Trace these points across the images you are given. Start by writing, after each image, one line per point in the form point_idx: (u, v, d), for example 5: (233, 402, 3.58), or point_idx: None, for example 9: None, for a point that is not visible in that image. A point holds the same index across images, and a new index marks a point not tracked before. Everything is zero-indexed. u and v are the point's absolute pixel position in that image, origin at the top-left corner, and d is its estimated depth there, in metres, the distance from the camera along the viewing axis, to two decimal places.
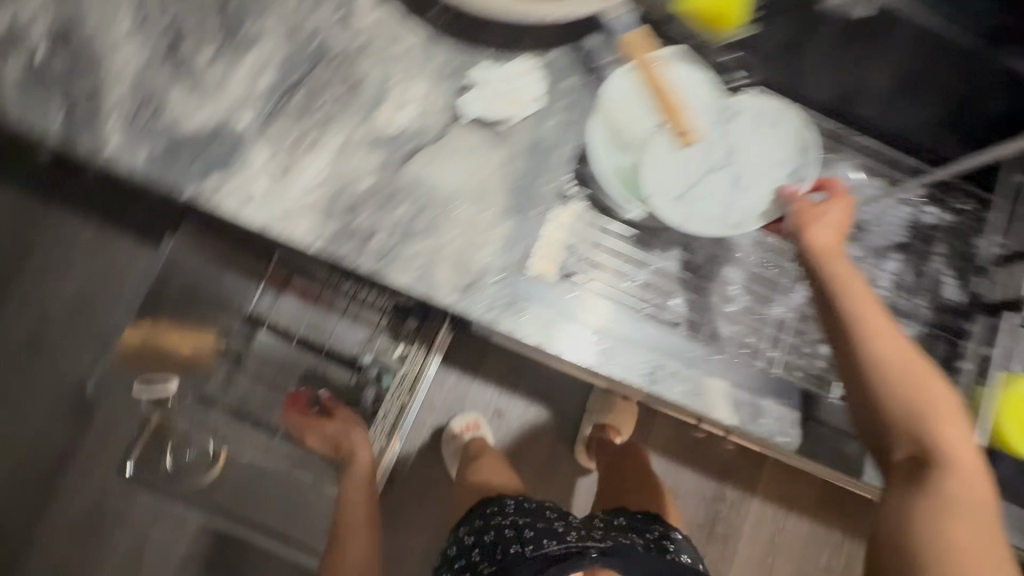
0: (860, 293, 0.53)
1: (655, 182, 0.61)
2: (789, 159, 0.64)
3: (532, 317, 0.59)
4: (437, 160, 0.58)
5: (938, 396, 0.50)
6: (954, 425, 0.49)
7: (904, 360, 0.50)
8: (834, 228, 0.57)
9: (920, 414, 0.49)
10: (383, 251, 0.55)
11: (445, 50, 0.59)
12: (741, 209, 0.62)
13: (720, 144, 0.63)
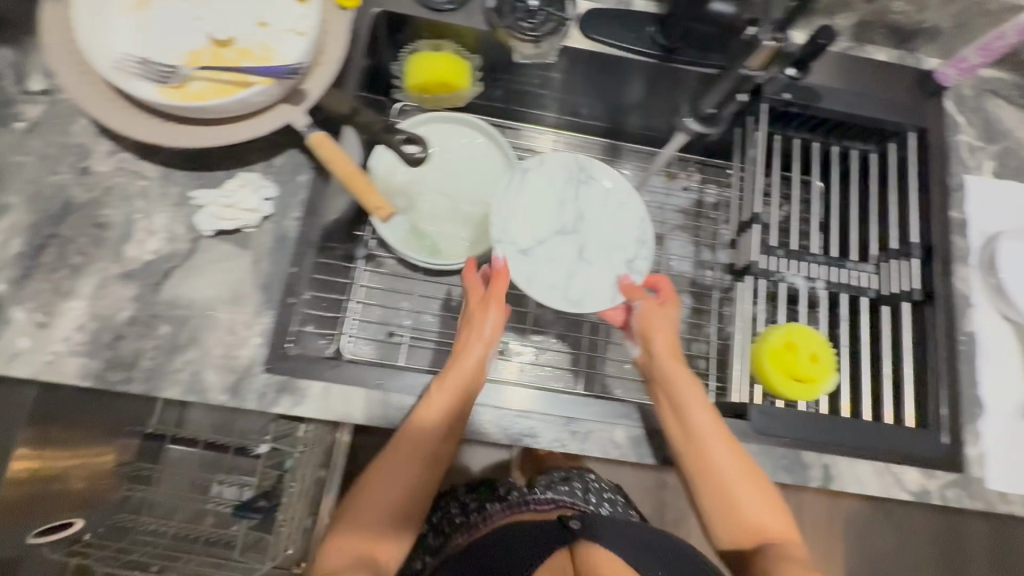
0: (692, 398, 0.62)
1: (518, 233, 0.71)
2: (630, 251, 0.73)
3: (307, 397, 0.62)
4: (190, 276, 0.64)
5: (743, 467, 0.60)
6: (766, 499, 0.59)
7: (725, 449, 0.60)
8: (666, 331, 0.66)
9: (742, 498, 0.58)
10: (151, 371, 0.61)
11: (181, 178, 0.66)
12: (590, 292, 0.70)
13: (574, 213, 0.74)
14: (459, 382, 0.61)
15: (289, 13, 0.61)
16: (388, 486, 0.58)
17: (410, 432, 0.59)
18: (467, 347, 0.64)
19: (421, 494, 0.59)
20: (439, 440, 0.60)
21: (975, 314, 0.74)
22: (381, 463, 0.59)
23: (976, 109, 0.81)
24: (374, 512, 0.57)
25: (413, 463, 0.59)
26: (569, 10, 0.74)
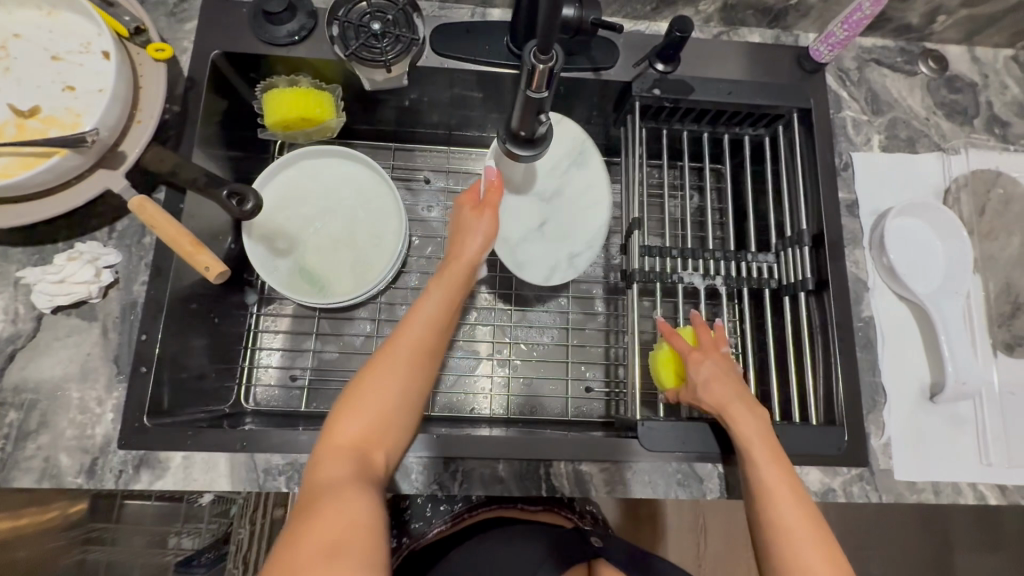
0: (753, 433, 0.58)
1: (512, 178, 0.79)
2: (576, 246, 0.80)
3: (169, 469, 0.60)
4: (35, 357, 0.61)
5: (800, 506, 0.53)
6: (822, 543, 0.51)
7: (782, 475, 0.55)
8: (715, 379, 0.62)
9: (798, 527, 0.52)
10: (1, 462, 0.59)
11: (18, 255, 0.63)
12: (532, 259, 0.79)
13: (553, 189, 0.81)
14: (461, 283, 0.61)
15: (95, 71, 0.58)
16: (379, 389, 0.53)
17: (370, 373, 0.53)
18: (458, 259, 0.62)
19: (421, 394, 0.56)
20: (427, 344, 0.56)
21: (872, 297, 0.71)
22: (373, 363, 0.54)
23: (859, 82, 0.78)
24: (374, 407, 0.52)
25: (415, 356, 0.55)
26: (421, 28, 0.72)
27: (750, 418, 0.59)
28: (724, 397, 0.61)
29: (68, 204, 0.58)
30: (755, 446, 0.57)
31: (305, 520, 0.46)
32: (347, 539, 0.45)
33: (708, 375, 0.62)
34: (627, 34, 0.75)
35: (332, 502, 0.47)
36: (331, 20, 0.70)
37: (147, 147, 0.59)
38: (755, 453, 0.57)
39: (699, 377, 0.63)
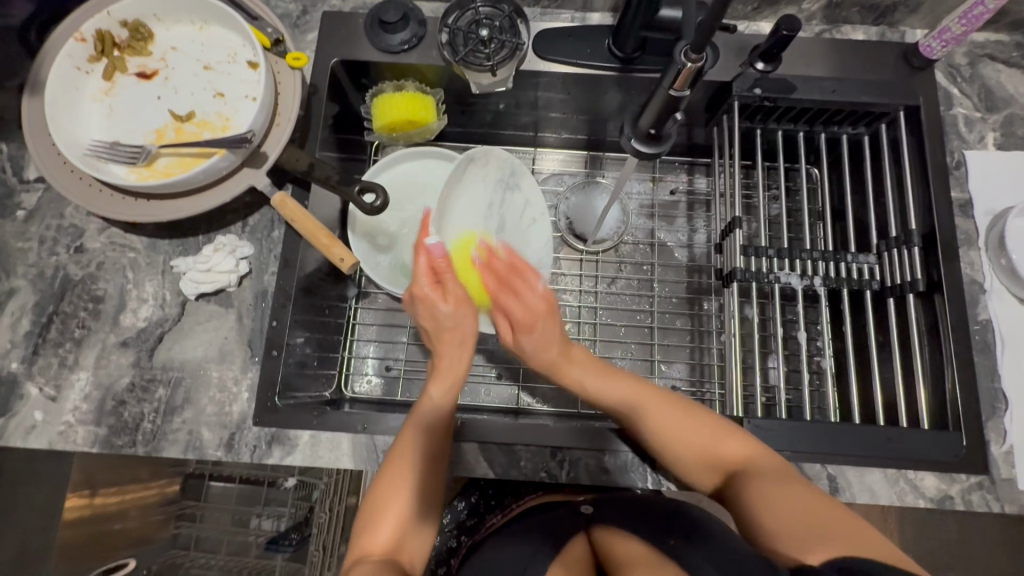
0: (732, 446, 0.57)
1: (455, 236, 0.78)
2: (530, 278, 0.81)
3: (297, 445, 0.64)
4: (180, 339, 0.67)
5: (775, 468, 0.54)
6: (809, 495, 0.50)
7: (754, 458, 0.56)
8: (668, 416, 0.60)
9: (772, 487, 0.51)
10: (152, 434, 0.64)
11: (166, 246, 0.70)
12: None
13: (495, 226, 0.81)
14: (455, 377, 0.64)
15: (243, 79, 0.64)
16: (395, 501, 0.59)
17: (382, 491, 0.59)
18: (449, 331, 0.64)
19: (430, 493, 0.62)
20: (431, 454, 0.61)
21: (989, 300, 0.69)
22: (384, 476, 0.60)
23: (972, 78, 0.76)
24: (391, 523, 0.58)
25: (419, 464, 0.60)
26: (524, 34, 0.74)
27: (731, 437, 0.58)
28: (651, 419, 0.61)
29: (216, 198, 0.63)
30: (725, 445, 0.57)
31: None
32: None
33: (535, 343, 0.66)
34: (728, 35, 0.76)
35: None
36: (442, 27, 0.74)
37: (285, 148, 0.65)
38: (715, 457, 0.57)
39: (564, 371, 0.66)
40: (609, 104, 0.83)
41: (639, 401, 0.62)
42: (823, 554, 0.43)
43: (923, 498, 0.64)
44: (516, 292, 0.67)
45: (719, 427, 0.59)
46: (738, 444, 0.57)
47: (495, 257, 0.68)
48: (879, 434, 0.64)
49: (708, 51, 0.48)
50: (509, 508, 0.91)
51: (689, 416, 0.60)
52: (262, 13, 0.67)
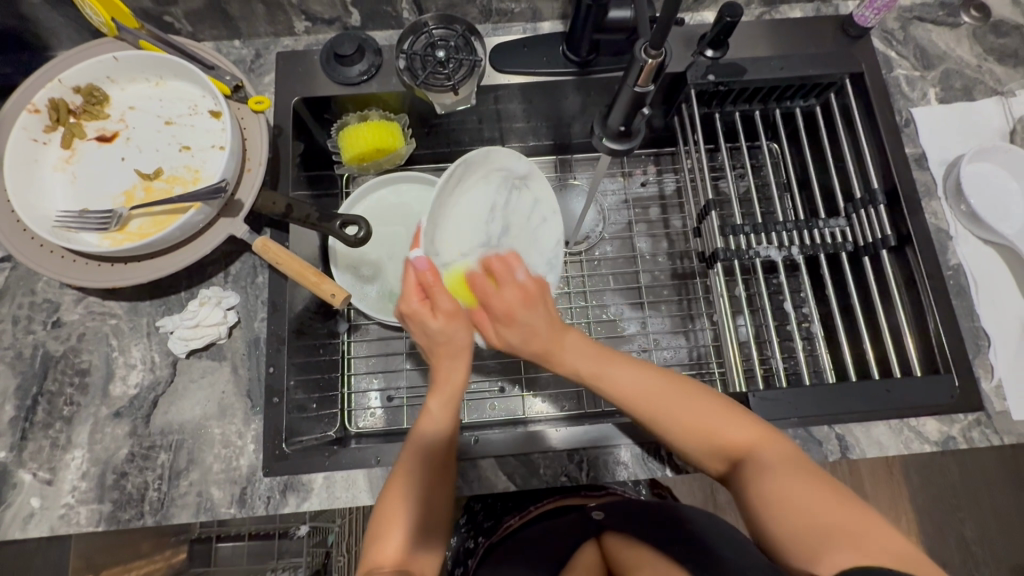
0: (738, 431, 0.56)
1: (444, 243, 0.65)
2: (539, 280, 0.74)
3: (312, 491, 0.63)
4: (176, 400, 0.66)
5: (779, 459, 0.54)
6: (826, 499, 0.50)
7: (760, 444, 0.55)
8: (634, 388, 0.59)
9: (782, 484, 0.51)
10: (160, 502, 0.62)
11: (148, 308, 0.68)
12: None
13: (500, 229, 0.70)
14: (458, 390, 0.60)
15: (207, 129, 0.64)
16: (403, 513, 0.58)
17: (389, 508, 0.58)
18: (443, 347, 0.59)
19: (438, 500, 0.61)
20: (435, 468, 0.60)
21: (957, 245, 0.73)
22: (392, 490, 0.59)
23: (906, 40, 0.80)
24: (399, 530, 0.58)
25: (424, 478, 0.59)
26: (480, 51, 0.75)
27: (734, 423, 0.57)
28: (648, 403, 0.59)
29: (197, 251, 0.62)
30: (730, 431, 0.56)
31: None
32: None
33: (522, 337, 0.60)
34: (675, 28, 0.79)
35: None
36: (398, 53, 0.74)
37: (259, 192, 0.64)
38: (721, 446, 0.56)
39: (557, 355, 0.61)
40: (572, 107, 0.85)
41: (666, 400, 0.58)
42: (835, 565, 0.46)
43: (926, 443, 0.67)
44: (490, 292, 0.60)
45: (720, 408, 0.58)
46: (742, 429, 0.56)
47: (496, 285, 0.60)
48: (878, 386, 0.66)
49: (667, 46, 0.48)
50: (524, 509, 0.88)
51: (699, 398, 0.58)
52: (219, 62, 0.68)
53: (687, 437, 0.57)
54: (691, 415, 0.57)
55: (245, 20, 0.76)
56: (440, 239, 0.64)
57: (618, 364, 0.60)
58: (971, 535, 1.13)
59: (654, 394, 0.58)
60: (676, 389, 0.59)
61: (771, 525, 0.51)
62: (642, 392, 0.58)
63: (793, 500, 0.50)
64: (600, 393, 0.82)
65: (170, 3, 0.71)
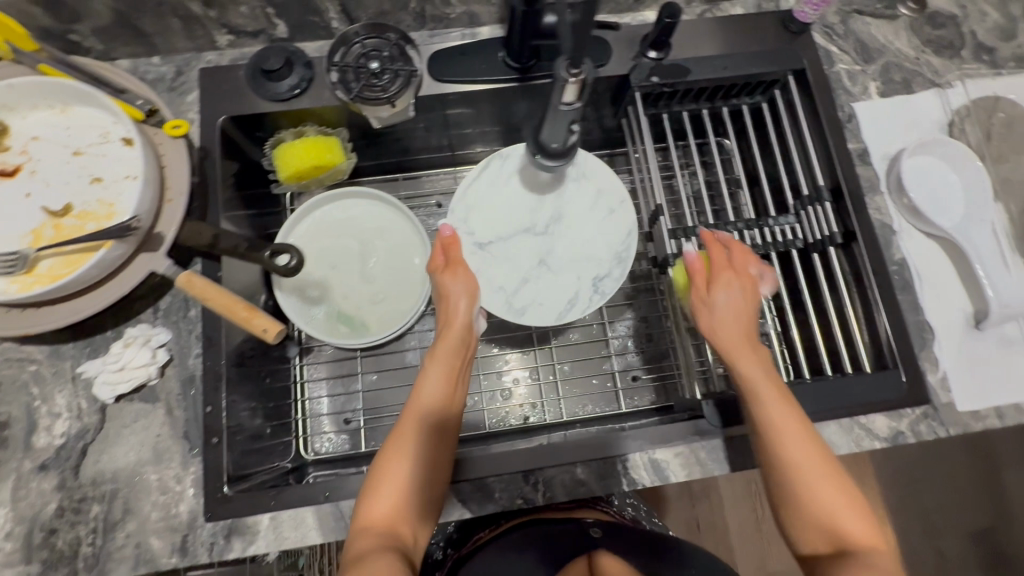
0: (853, 523, 0.51)
1: (479, 226, 0.79)
2: (602, 268, 0.78)
3: (258, 533, 0.60)
4: (107, 448, 0.62)
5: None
6: None
7: (875, 549, 0.50)
8: (797, 425, 0.54)
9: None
10: (95, 557, 0.59)
11: (71, 351, 0.64)
12: (537, 303, 0.77)
13: (548, 218, 0.80)
14: (460, 347, 0.62)
15: (120, 159, 0.59)
16: (401, 470, 0.55)
17: (389, 467, 0.55)
18: (450, 305, 0.64)
19: (439, 466, 0.58)
20: (438, 426, 0.58)
21: (900, 240, 0.73)
22: (388, 450, 0.56)
23: (846, 34, 0.80)
24: (396, 491, 0.54)
25: (427, 438, 0.57)
26: (416, 60, 0.72)
27: (858, 516, 0.51)
28: (798, 455, 0.53)
29: (116, 291, 0.59)
30: (852, 521, 0.51)
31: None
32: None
33: (727, 304, 0.60)
34: (617, 29, 0.77)
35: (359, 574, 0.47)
36: (329, 67, 0.71)
37: (182, 224, 0.61)
38: (836, 528, 0.51)
39: (739, 360, 0.57)
40: (517, 112, 0.82)
41: (816, 476, 0.52)
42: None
43: (876, 440, 0.67)
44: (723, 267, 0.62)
45: (853, 495, 0.52)
46: (863, 525, 0.51)
47: (718, 259, 0.63)
48: (830, 386, 0.67)
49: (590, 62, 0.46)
50: (496, 521, 0.85)
51: (855, 495, 0.52)
52: (131, 86, 0.64)
53: (806, 506, 0.52)
54: (828, 494, 0.52)
55: (161, 36, 0.71)
56: (476, 221, 0.79)
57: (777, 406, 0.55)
58: (931, 506, 1.17)
59: (789, 438, 0.53)
60: (833, 468, 0.53)
61: None
62: (798, 468, 0.52)
63: None
64: (561, 404, 0.84)
65: (73, 20, 0.65)
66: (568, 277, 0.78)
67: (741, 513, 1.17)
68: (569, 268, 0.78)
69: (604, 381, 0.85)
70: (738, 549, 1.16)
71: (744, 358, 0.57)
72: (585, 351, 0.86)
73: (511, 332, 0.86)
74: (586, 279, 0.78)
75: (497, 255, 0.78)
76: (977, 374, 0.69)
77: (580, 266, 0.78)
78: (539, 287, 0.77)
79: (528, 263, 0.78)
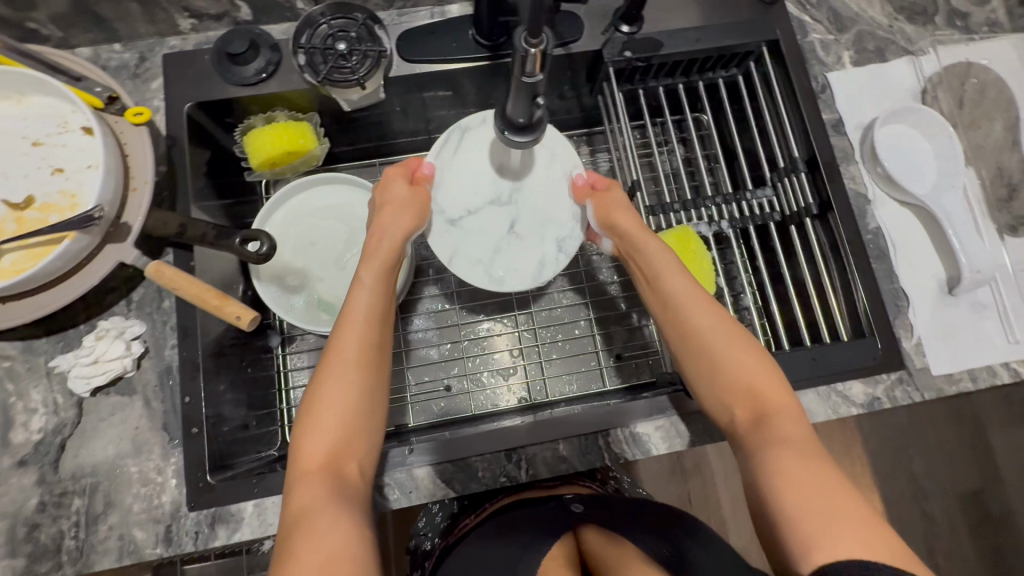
0: (749, 369, 0.56)
1: (451, 201, 0.70)
2: (566, 229, 0.71)
3: (242, 521, 0.61)
4: (86, 442, 0.61)
5: (799, 435, 0.51)
6: (829, 482, 0.47)
7: (784, 408, 0.53)
8: (714, 324, 0.58)
9: (786, 461, 0.49)
10: (78, 551, 0.59)
11: (44, 347, 0.63)
12: (516, 269, 0.70)
13: (511, 184, 0.71)
14: (388, 258, 0.63)
15: (80, 148, 0.58)
16: (328, 410, 0.54)
17: (318, 404, 0.54)
18: (371, 258, 0.63)
19: (377, 391, 0.57)
20: (360, 359, 0.57)
21: (875, 209, 0.74)
22: (320, 374, 0.56)
23: (819, 3, 0.79)
24: (329, 427, 0.54)
25: (354, 353, 0.57)
26: (385, 39, 0.70)
27: (766, 375, 0.55)
28: (703, 324, 0.58)
29: (83, 283, 0.58)
30: (758, 378, 0.55)
31: (284, 560, 0.45)
32: (327, 570, 0.44)
33: (631, 223, 0.65)
34: (588, 4, 0.76)
35: (307, 530, 0.47)
36: (296, 49, 0.69)
37: (149, 213, 0.60)
38: (740, 389, 0.55)
39: (640, 249, 0.64)
40: (491, 92, 0.81)
41: (720, 337, 0.58)
42: (833, 556, 0.42)
43: (854, 406, 0.68)
44: (618, 208, 0.66)
45: (769, 370, 0.56)
46: (770, 380, 0.55)
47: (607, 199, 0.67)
48: (811, 354, 0.67)
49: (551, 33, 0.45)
50: (483, 507, 0.81)
51: (762, 364, 0.56)
52: (89, 73, 0.63)
53: (707, 368, 0.58)
54: (738, 354, 0.56)
55: (121, 21, 0.69)
56: (448, 194, 0.70)
57: (678, 272, 0.62)
58: (919, 470, 1.18)
59: (693, 302, 0.60)
60: (740, 335, 0.58)
61: (770, 504, 0.48)
62: (701, 331, 0.58)
63: (798, 484, 0.47)
64: (549, 385, 0.84)
65: (28, 7, 0.63)
66: (538, 238, 0.71)
67: (733, 488, 1.19)
68: (542, 230, 0.71)
69: (590, 361, 0.85)
70: (731, 523, 1.17)
71: (643, 238, 0.64)
72: (568, 331, 0.86)
73: (493, 314, 0.86)
74: (562, 241, 0.71)
75: (461, 232, 0.70)
76: (952, 338, 0.70)
77: (549, 230, 0.71)
78: (516, 256, 0.71)
79: (499, 232, 0.70)
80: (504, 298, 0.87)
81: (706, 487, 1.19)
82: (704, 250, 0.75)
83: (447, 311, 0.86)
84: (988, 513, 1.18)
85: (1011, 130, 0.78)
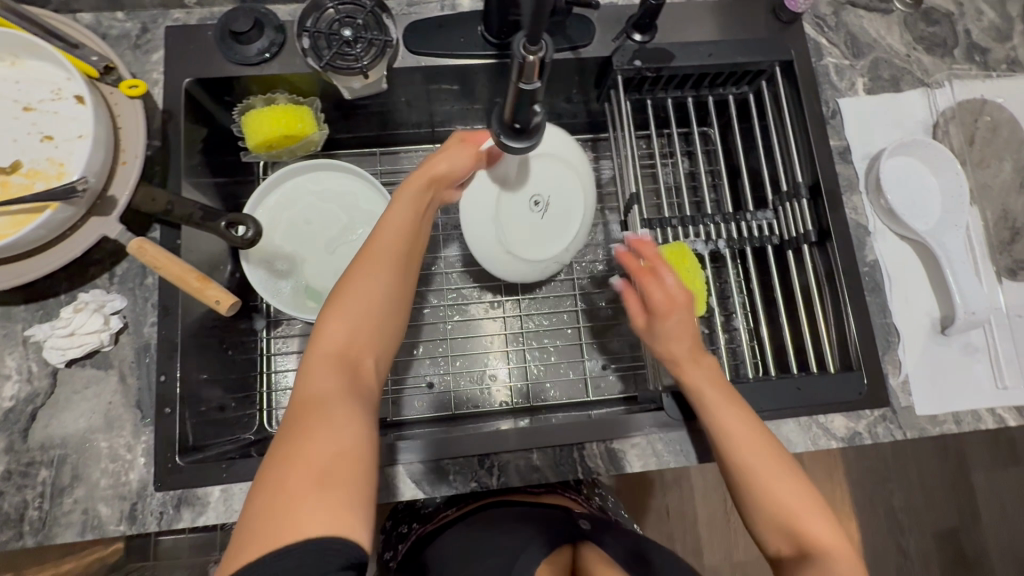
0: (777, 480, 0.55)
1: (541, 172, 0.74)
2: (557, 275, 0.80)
3: (208, 506, 0.60)
4: (57, 413, 0.61)
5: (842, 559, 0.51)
6: None
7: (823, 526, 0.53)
8: (730, 407, 0.58)
9: None
10: (41, 522, 0.58)
11: (23, 314, 0.62)
12: None
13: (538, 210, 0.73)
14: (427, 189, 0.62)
15: (71, 117, 0.57)
16: (339, 329, 0.52)
17: (326, 331, 0.51)
18: (416, 191, 0.61)
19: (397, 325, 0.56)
20: (389, 295, 0.55)
21: (874, 241, 0.73)
22: (335, 292, 0.54)
23: (837, 26, 0.78)
24: (337, 346, 0.51)
25: (375, 283, 0.54)
26: (392, 29, 0.69)
27: (801, 496, 0.54)
28: (744, 446, 0.56)
29: (65, 255, 0.57)
30: (797, 501, 0.54)
31: (291, 445, 0.43)
32: (337, 468, 0.42)
33: (675, 331, 0.60)
34: (601, 10, 0.74)
35: (318, 423, 0.45)
36: (300, 32, 0.68)
37: (136, 188, 0.59)
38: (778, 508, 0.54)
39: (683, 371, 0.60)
40: (497, 91, 0.80)
41: (755, 448, 0.56)
42: None
43: (833, 439, 0.67)
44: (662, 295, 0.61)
45: (794, 477, 0.55)
46: (804, 500, 0.54)
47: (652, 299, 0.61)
48: (796, 384, 0.67)
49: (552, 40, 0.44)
50: (465, 501, 0.80)
51: (791, 471, 0.55)
52: (87, 41, 0.62)
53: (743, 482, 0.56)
54: (763, 462, 0.55)
55: None
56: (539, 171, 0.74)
57: (711, 393, 0.59)
58: (898, 504, 1.18)
59: (714, 400, 0.59)
60: (774, 453, 0.56)
61: None
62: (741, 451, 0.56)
63: None
64: (532, 390, 0.83)
65: None
66: None
67: (711, 506, 1.18)
68: None
69: (575, 370, 0.84)
70: (705, 541, 1.17)
71: (683, 349, 0.61)
72: (556, 338, 0.85)
73: (481, 315, 0.85)
74: None
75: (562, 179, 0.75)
76: (941, 378, 0.69)
77: None
78: None
79: None
80: (493, 300, 0.86)
81: (684, 503, 1.19)
82: (699, 269, 0.73)
83: (438, 306, 0.85)
84: (963, 552, 1.17)
85: (1020, 173, 0.76)
